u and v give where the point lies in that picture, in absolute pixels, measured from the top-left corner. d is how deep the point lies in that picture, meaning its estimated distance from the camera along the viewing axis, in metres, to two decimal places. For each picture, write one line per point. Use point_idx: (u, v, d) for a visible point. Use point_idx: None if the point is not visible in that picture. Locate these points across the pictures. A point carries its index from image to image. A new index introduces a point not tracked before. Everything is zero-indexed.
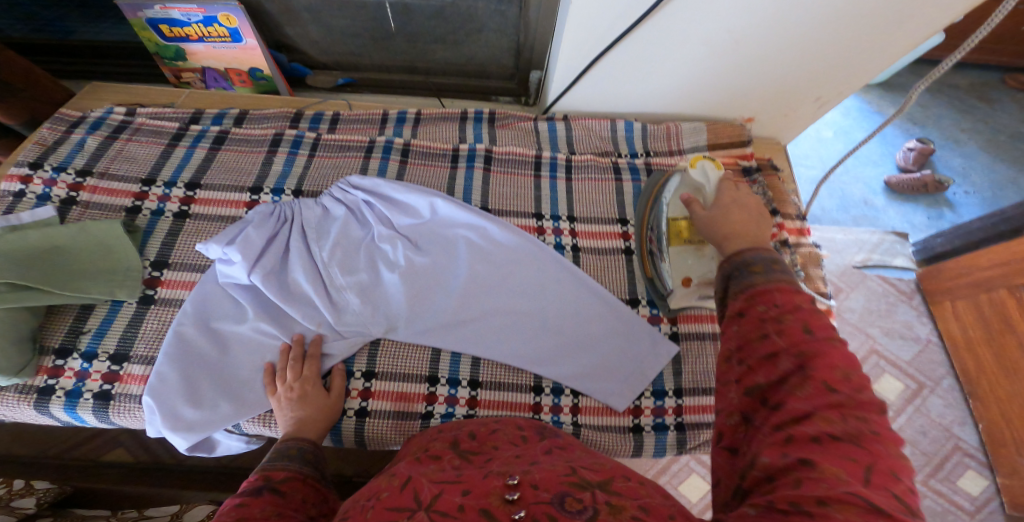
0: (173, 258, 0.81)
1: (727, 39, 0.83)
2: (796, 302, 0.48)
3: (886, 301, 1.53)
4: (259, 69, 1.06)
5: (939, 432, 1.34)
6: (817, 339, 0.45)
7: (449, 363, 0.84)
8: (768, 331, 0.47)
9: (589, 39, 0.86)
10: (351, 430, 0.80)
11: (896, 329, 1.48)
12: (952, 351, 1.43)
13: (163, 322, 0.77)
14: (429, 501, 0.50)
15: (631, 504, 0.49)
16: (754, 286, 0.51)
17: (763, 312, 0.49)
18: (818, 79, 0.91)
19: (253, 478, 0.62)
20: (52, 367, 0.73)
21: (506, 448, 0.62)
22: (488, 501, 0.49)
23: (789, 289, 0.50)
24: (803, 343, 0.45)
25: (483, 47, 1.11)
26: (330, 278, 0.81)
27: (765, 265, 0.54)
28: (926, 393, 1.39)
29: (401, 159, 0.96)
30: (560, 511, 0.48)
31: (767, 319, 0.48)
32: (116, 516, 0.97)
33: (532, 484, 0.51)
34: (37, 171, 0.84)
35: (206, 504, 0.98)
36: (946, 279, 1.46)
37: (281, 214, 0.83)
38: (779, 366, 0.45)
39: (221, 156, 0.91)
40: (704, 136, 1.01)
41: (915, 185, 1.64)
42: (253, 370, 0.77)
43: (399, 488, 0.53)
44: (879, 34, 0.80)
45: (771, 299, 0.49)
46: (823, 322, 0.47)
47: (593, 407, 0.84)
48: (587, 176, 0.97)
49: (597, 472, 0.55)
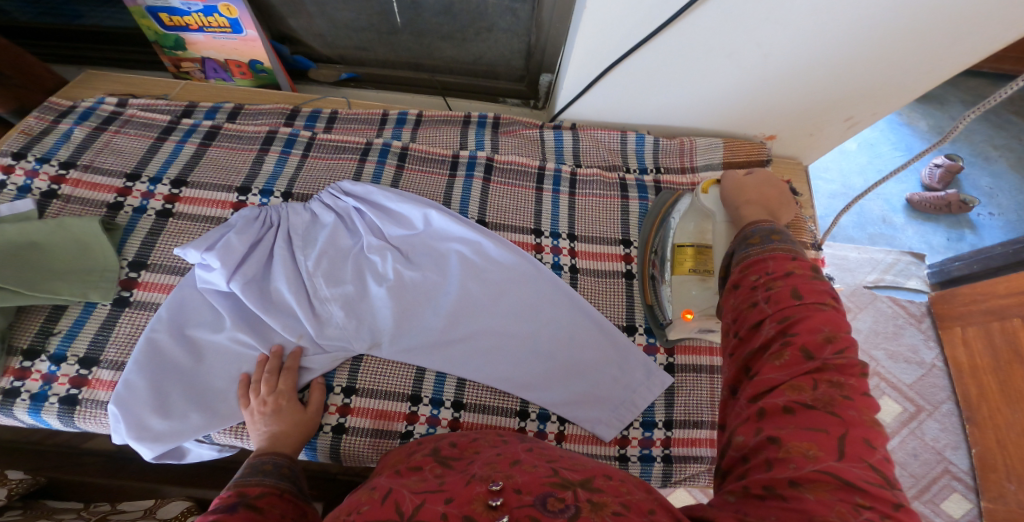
0: (152, 260, 0.80)
1: (755, 53, 0.77)
2: (789, 268, 0.50)
3: (894, 323, 1.46)
4: (260, 61, 1.03)
5: (931, 455, 1.30)
6: (805, 304, 0.46)
7: (433, 382, 0.80)
8: (759, 297, 0.49)
9: (602, 46, 0.80)
10: (327, 447, 0.77)
11: (901, 353, 1.42)
12: (955, 377, 1.37)
13: (136, 327, 0.77)
14: (411, 512, 0.46)
15: (613, 500, 0.47)
16: (749, 256, 0.53)
17: (756, 280, 0.50)
18: (853, 98, 0.84)
19: (227, 494, 0.58)
20: (19, 369, 0.74)
21: (488, 450, 0.57)
22: (471, 508, 0.45)
23: (784, 258, 0.51)
24: (789, 309, 0.47)
25: (493, 45, 1.06)
26: (314, 289, 0.78)
27: (762, 237, 0.55)
28: (924, 417, 1.34)
29: (397, 164, 0.91)
30: (543, 511, 0.44)
31: (757, 287, 0.50)
32: (87, 509, 1.00)
33: (515, 489, 0.47)
34: (20, 161, 0.83)
35: (182, 501, 1.02)
36: (960, 304, 1.39)
37: (267, 219, 0.80)
38: (762, 332, 0.47)
39: (210, 153, 0.89)
40: (720, 153, 0.94)
41: (939, 203, 1.54)
42: (228, 381, 0.75)
43: (380, 500, 0.48)
44: (925, 52, 0.73)
45: (764, 267, 0.51)
46: (816, 289, 0.48)
47: (580, 435, 0.80)
48: (591, 191, 0.92)
49: (579, 470, 0.51)
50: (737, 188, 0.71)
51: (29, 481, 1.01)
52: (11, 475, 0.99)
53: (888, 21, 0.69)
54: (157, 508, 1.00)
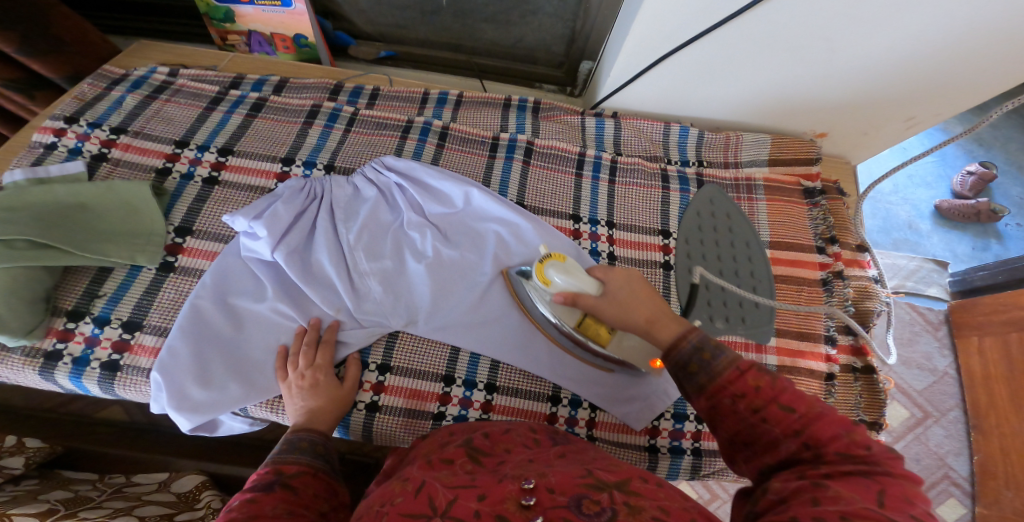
0: (197, 226, 0.82)
1: (821, 48, 0.76)
2: (754, 383, 0.50)
3: (910, 329, 1.44)
4: (304, 36, 1.03)
5: (933, 460, 1.30)
6: (803, 416, 0.48)
7: (467, 363, 0.80)
8: (752, 420, 0.49)
9: (658, 36, 0.80)
10: (359, 424, 0.77)
11: (914, 359, 1.41)
12: (967, 385, 1.35)
13: (180, 293, 0.78)
14: (444, 508, 0.47)
15: (650, 504, 0.47)
16: (709, 388, 0.52)
17: (735, 405, 0.50)
18: (923, 97, 0.81)
19: (264, 471, 0.59)
20: (62, 330, 0.75)
21: (520, 451, 0.57)
22: (504, 507, 0.46)
23: (736, 376, 0.51)
24: (794, 424, 0.48)
25: (536, 30, 1.04)
26: (354, 262, 0.79)
27: (698, 361, 0.54)
28: (930, 423, 1.34)
29: (438, 143, 0.92)
30: (576, 513, 0.45)
31: (742, 412, 0.50)
32: (103, 479, 1.05)
33: (549, 488, 0.48)
34: (71, 125, 0.87)
35: (195, 475, 1.07)
36: (980, 314, 1.36)
37: (312, 190, 0.81)
38: (782, 448, 0.48)
39: (257, 124, 0.91)
40: (767, 150, 0.92)
41: (968, 211, 1.52)
42: (267, 352, 0.76)
43: (415, 493, 0.49)
44: (1009, 43, 0.70)
45: (732, 392, 0.51)
46: (795, 394, 0.49)
47: (611, 423, 0.80)
48: (632, 180, 0.91)
49: (614, 472, 0.51)
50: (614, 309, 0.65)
51: (46, 450, 1.07)
52: (30, 443, 1.06)
53: (965, 22, 0.69)
54: (173, 481, 1.06)
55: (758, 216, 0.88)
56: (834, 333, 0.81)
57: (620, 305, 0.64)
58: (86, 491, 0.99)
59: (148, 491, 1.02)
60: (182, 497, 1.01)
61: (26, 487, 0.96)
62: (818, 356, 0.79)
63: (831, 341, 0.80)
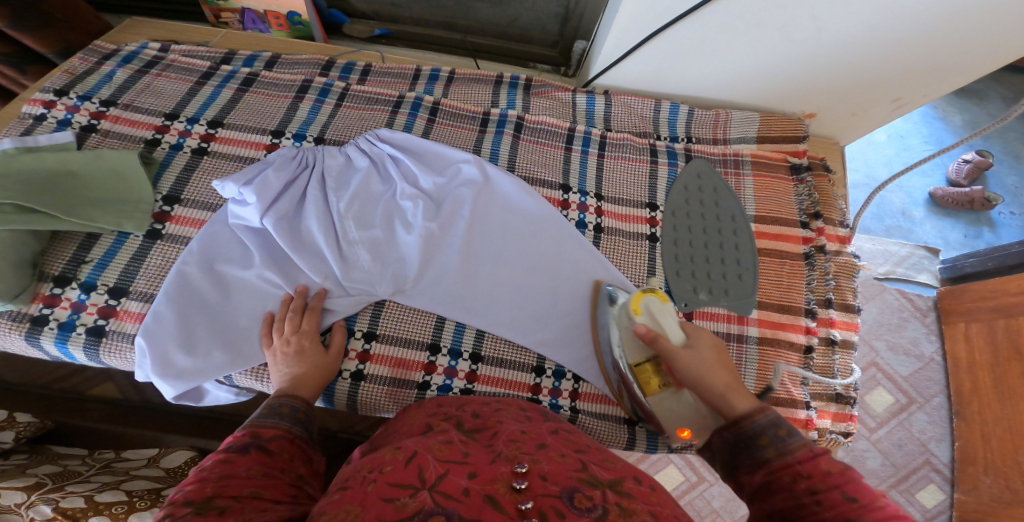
0: (186, 195, 0.83)
1: (809, 27, 0.77)
2: (827, 468, 0.49)
3: (899, 315, 1.45)
4: (298, 13, 1.03)
5: (914, 446, 1.31)
6: (863, 507, 0.46)
7: (453, 332, 0.80)
8: (806, 500, 0.48)
9: (647, 14, 0.81)
10: (344, 393, 0.78)
11: (901, 345, 1.41)
12: (952, 371, 1.36)
13: (167, 260, 0.79)
14: (432, 481, 0.46)
15: (642, 508, 0.45)
16: (773, 465, 0.51)
17: (797, 484, 0.49)
18: (912, 74, 0.80)
19: (240, 434, 0.59)
20: (48, 296, 0.76)
21: (511, 423, 0.58)
22: (494, 487, 0.46)
23: (809, 458, 0.50)
24: (848, 510, 0.46)
25: (530, 10, 1.05)
26: (344, 230, 0.79)
27: (771, 435, 0.53)
28: (914, 409, 1.34)
29: (429, 117, 0.92)
30: (569, 507, 0.44)
31: (800, 491, 0.49)
32: (92, 454, 1.05)
33: (541, 475, 0.47)
34: (62, 98, 0.88)
35: (185, 451, 1.06)
36: (968, 300, 1.37)
37: (304, 159, 0.82)
38: None
39: (248, 98, 0.92)
40: (756, 127, 0.92)
41: (962, 199, 1.52)
42: (254, 319, 0.77)
43: (403, 463, 0.49)
44: (982, 22, 0.70)
45: (795, 470, 0.50)
46: (862, 485, 0.48)
47: (594, 394, 0.80)
48: (621, 154, 0.91)
49: (610, 469, 0.50)
50: (698, 363, 0.64)
51: (36, 425, 1.05)
52: (21, 418, 1.04)
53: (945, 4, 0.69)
54: (162, 456, 1.05)
55: (745, 192, 0.88)
56: (814, 306, 0.82)
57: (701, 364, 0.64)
58: (74, 465, 0.98)
59: (137, 465, 1.01)
60: (170, 473, 0.99)
61: (15, 461, 0.95)
62: (798, 328, 0.80)
63: (811, 314, 0.81)
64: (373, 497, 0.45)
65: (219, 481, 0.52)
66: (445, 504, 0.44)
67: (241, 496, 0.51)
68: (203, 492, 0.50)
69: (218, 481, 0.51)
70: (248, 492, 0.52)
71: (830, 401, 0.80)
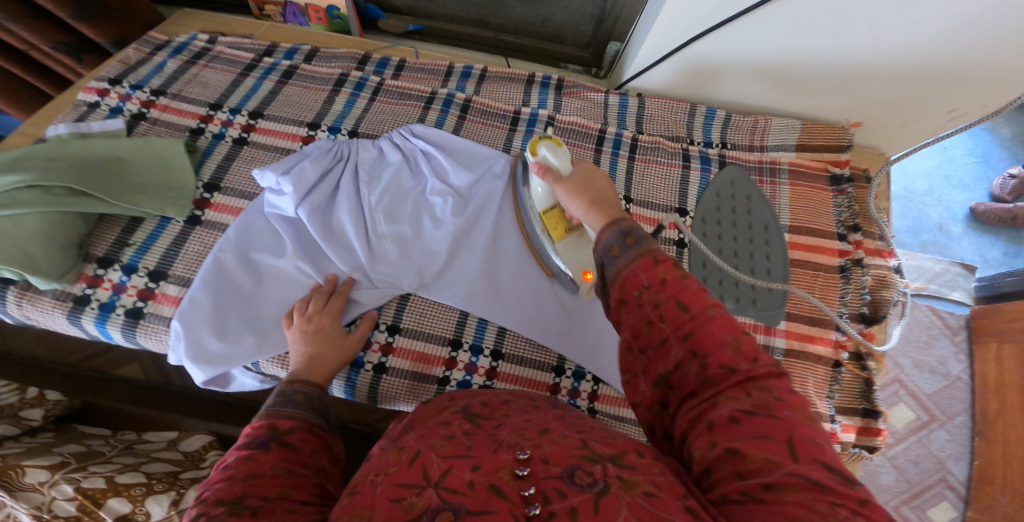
0: (224, 183, 0.85)
1: (865, 34, 0.75)
2: (662, 276, 0.48)
3: (927, 332, 1.40)
4: (337, 7, 1.06)
5: (931, 463, 1.27)
6: (695, 316, 0.46)
7: (474, 329, 0.81)
8: (651, 316, 0.47)
9: (689, 17, 0.80)
10: (366, 384, 0.79)
11: (928, 363, 1.36)
12: (978, 391, 1.32)
13: (204, 245, 0.82)
14: (437, 478, 0.45)
15: (643, 478, 0.43)
16: (619, 272, 0.50)
17: (637, 296, 0.48)
18: (969, 84, 0.77)
19: (259, 425, 0.58)
20: (91, 276, 0.79)
21: (517, 415, 0.56)
22: (499, 476, 0.44)
23: (648, 263, 0.49)
24: (685, 325, 0.46)
25: (566, 10, 1.04)
26: (373, 223, 0.80)
27: (620, 243, 0.52)
28: (934, 426, 1.30)
29: (460, 114, 0.93)
30: (570, 485, 0.43)
31: (644, 304, 0.48)
32: (115, 436, 1.07)
33: (543, 459, 0.46)
34: (115, 86, 0.91)
35: (203, 436, 1.07)
36: (1001, 320, 1.31)
37: (339, 151, 0.83)
38: (671, 354, 0.46)
39: (287, 90, 0.94)
40: (796, 135, 0.90)
41: (1004, 215, 1.46)
42: (283, 308, 0.78)
43: (408, 463, 0.47)
44: None
45: (638, 281, 0.49)
46: (695, 293, 0.47)
47: (612, 396, 0.80)
48: (653, 157, 0.91)
49: (609, 444, 0.48)
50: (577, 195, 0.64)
51: (65, 403, 1.09)
52: (50, 395, 1.08)
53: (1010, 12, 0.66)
54: (180, 440, 1.07)
55: (779, 200, 0.87)
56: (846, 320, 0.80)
57: (578, 189, 0.64)
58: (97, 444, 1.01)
59: (158, 448, 1.04)
60: (188, 456, 1.02)
61: (42, 438, 0.99)
62: (826, 341, 0.79)
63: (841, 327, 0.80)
64: (381, 499, 0.44)
65: (247, 479, 0.52)
66: (451, 500, 0.43)
67: (269, 497, 0.51)
68: (233, 491, 0.50)
69: (245, 480, 0.51)
70: (276, 492, 0.51)
71: (856, 416, 0.77)
